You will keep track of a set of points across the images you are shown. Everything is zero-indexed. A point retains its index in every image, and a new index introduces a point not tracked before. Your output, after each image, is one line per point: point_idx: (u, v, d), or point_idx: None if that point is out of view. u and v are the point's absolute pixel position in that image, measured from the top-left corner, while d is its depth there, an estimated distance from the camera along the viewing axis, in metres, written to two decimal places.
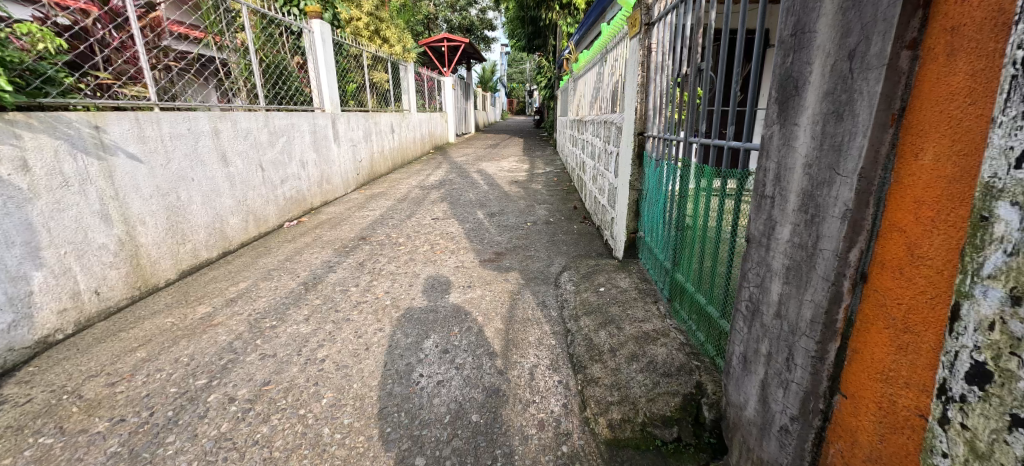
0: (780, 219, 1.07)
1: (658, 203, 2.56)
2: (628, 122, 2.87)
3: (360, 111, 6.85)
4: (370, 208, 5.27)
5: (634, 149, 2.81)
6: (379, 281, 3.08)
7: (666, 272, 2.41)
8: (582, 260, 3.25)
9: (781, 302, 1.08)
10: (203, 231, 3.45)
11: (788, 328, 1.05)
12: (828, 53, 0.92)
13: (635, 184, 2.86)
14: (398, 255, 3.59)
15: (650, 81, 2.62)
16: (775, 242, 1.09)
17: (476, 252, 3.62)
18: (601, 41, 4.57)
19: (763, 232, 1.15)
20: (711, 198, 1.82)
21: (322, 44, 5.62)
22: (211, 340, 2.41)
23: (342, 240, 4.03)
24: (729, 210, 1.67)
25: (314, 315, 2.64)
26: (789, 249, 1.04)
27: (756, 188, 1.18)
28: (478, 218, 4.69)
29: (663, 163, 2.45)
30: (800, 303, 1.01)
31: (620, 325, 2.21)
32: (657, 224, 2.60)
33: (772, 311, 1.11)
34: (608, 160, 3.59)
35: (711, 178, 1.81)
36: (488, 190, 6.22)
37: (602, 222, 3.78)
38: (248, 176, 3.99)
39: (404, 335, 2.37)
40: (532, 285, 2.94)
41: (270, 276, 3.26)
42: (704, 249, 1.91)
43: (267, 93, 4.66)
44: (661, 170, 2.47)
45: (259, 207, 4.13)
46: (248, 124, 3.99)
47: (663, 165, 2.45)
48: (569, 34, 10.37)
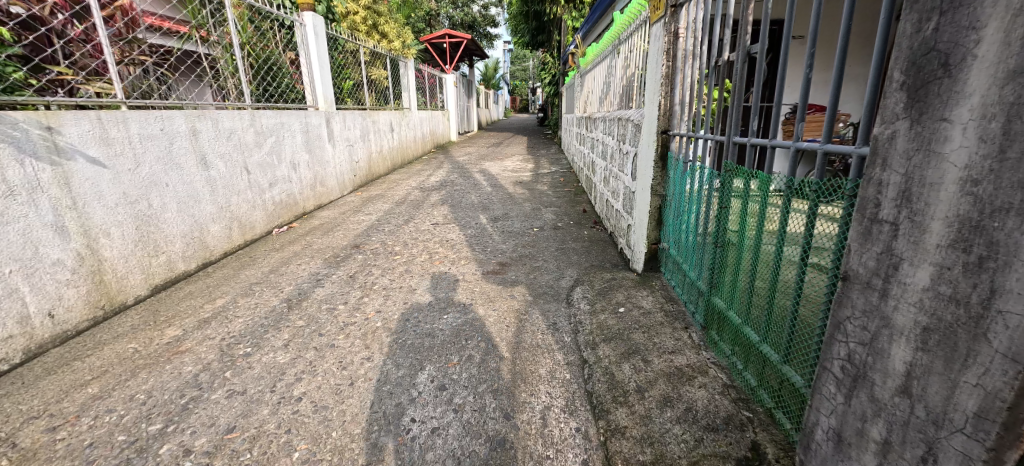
0: (911, 253, 0.79)
1: (686, 212, 2.23)
2: (649, 118, 2.53)
3: (357, 109, 6.53)
4: (366, 212, 4.96)
5: (657, 150, 2.47)
6: (370, 298, 2.77)
7: (698, 293, 2.09)
8: (596, 273, 2.92)
9: (914, 366, 0.80)
10: (180, 241, 3.15)
11: (930, 405, 0.77)
12: (1013, 18, 0.64)
13: (658, 189, 2.53)
14: (393, 267, 3.28)
15: (676, 72, 2.30)
16: (901, 284, 0.81)
17: (479, 262, 3.30)
18: (613, 32, 4.22)
19: (874, 265, 0.87)
20: (764, 212, 1.50)
21: (315, 38, 5.30)
22: (175, 372, 2.11)
23: (333, 249, 3.72)
24: (793, 229, 1.34)
25: (294, 340, 2.33)
26: (930, 296, 0.76)
27: (862, 207, 0.90)
28: (481, 223, 4.37)
29: (692, 165, 2.12)
30: (955, 374, 0.73)
31: (646, 357, 1.89)
32: (684, 236, 2.27)
33: (895, 377, 0.83)
34: (624, 161, 3.26)
35: (763, 186, 1.48)
36: (491, 191, 5.89)
37: (617, 229, 3.46)
38: (232, 179, 3.68)
39: (395, 366, 2.06)
40: (541, 302, 2.62)
41: (250, 291, 2.95)
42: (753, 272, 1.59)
43: (254, 90, 4.34)
44: (690, 174, 2.14)
45: (245, 213, 3.83)
46: (231, 124, 3.68)
47: (693, 168, 2.12)
48: (574, 28, 10.01)
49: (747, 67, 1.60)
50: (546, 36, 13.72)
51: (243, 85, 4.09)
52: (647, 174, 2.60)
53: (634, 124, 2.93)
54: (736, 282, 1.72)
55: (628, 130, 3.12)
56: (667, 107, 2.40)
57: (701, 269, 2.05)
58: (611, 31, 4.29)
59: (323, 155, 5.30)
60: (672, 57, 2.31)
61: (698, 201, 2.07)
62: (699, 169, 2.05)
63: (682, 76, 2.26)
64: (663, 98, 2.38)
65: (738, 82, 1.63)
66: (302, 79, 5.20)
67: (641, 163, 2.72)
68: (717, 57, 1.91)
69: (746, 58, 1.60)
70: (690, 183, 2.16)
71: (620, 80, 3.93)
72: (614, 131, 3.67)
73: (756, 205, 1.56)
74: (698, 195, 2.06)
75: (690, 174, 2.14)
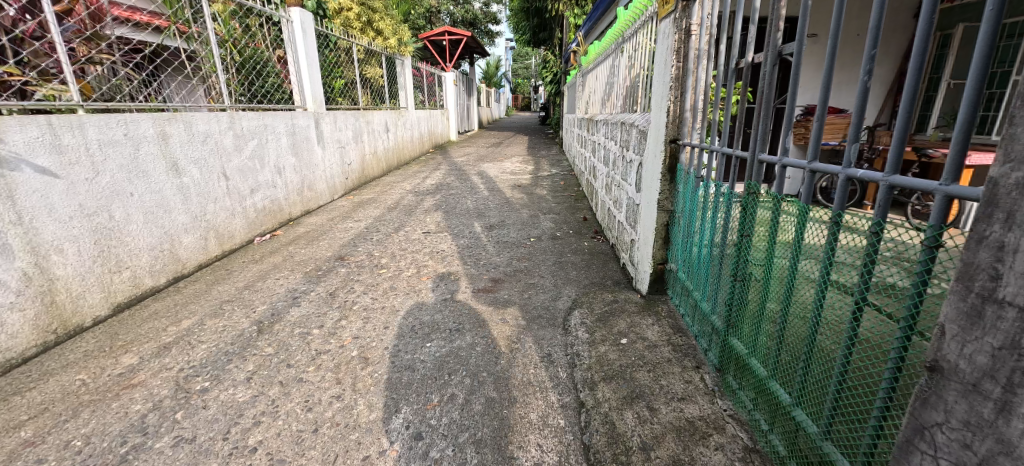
0: None
1: (697, 234, 1.98)
2: (656, 125, 2.28)
3: (349, 109, 6.30)
4: (355, 219, 4.72)
5: (664, 163, 2.22)
6: (348, 321, 2.53)
7: (710, 326, 1.85)
8: (597, 294, 2.67)
9: None
10: (146, 254, 2.91)
11: None
12: None
13: (666, 204, 2.28)
14: (377, 283, 3.03)
15: (688, 74, 2.04)
16: None
17: (470, 278, 3.06)
18: (617, 29, 3.96)
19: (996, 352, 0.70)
20: (799, 249, 1.27)
21: (304, 35, 5.05)
22: (122, 411, 1.87)
23: (316, 261, 3.49)
24: (842, 277, 1.11)
25: (259, 372, 2.08)
26: None
27: (976, 275, 0.73)
28: (475, 232, 4.13)
29: (705, 182, 1.88)
30: None
31: (651, 404, 1.65)
32: (693, 260, 2.04)
33: None
34: (627, 169, 3.01)
35: (802, 220, 1.25)
36: (488, 196, 5.64)
37: (619, 242, 3.21)
38: (207, 187, 3.44)
39: (367, 407, 1.82)
40: (535, 328, 2.37)
41: (220, 311, 2.71)
42: (783, 317, 1.35)
43: (236, 89, 4.09)
44: (704, 191, 1.89)
45: (222, 222, 3.59)
46: (206, 126, 3.44)
47: (707, 185, 1.87)
48: (575, 25, 9.75)
49: (778, 72, 1.34)
50: (548, 35, 13.45)
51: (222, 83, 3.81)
52: (653, 188, 2.34)
53: (639, 130, 2.68)
54: (760, 325, 1.49)
55: (633, 136, 2.88)
56: (677, 113, 2.14)
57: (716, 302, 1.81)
58: (615, 29, 4.03)
59: (311, 158, 5.06)
60: (684, 57, 2.06)
61: (712, 224, 1.83)
62: (715, 187, 1.80)
63: (697, 81, 2.00)
64: (671, 103, 2.12)
65: (767, 90, 1.37)
66: (290, 78, 4.96)
67: (647, 175, 2.47)
68: (737, 57, 1.65)
69: (777, 60, 1.33)
70: (703, 201, 1.90)
71: (624, 81, 3.68)
72: (617, 136, 3.41)
73: (789, 239, 1.32)
74: (713, 217, 1.81)
75: (704, 192, 1.89)
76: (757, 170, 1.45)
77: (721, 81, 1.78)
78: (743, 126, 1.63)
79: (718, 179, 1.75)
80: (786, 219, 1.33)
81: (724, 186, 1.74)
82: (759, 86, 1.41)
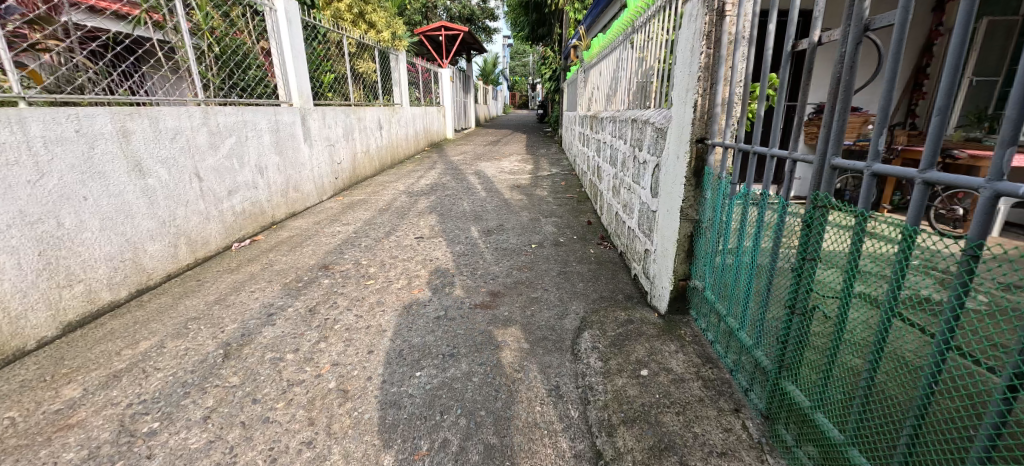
0: None
1: (734, 250, 1.72)
2: (678, 122, 1.97)
3: (340, 105, 5.98)
4: (343, 222, 4.41)
5: (687, 166, 1.91)
6: (327, 343, 2.23)
7: (751, 361, 1.59)
8: (609, 312, 2.38)
9: None
10: (104, 265, 2.60)
11: None
12: None
13: (690, 213, 1.99)
14: (363, 297, 2.73)
15: (720, 62, 1.75)
16: None
17: (466, 291, 2.77)
18: (625, 18, 3.66)
19: None
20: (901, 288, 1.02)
21: (290, 25, 4.72)
22: (50, 461, 1.57)
23: (297, 271, 3.17)
24: (991, 330, 0.88)
25: (219, 409, 1.79)
26: None
27: None
28: (472, 237, 3.83)
29: (744, 191, 1.61)
30: None
31: (684, 459, 1.37)
32: (729, 279, 1.75)
33: None
34: (640, 171, 2.72)
35: (908, 251, 0.99)
36: (486, 197, 5.35)
37: (631, 251, 2.92)
38: (177, 189, 3.13)
39: (343, 458, 1.53)
40: (541, 354, 2.08)
41: (183, 331, 2.40)
42: (867, 369, 1.10)
43: (204, 72, 3.68)
44: (743, 203, 1.63)
45: (195, 228, 3.28)
46: (175, 122, 3.13)
47: (746, 194, 1.61)
48: (575, 20, 9.44)
49: (861, 54, 1.03)
50: (547, 30, 13.15)
51: (193, 73, 3.49)
52: (674, 194, 2.04)
53: (656, 127, 2.38)
54: (832, 373, 1.24)
55: (647, 134, 2.58)
56: (706, 108, 1.84)
57: (762, 335, 1.54)
58: (623, 19, 3.74)
59: (298, 157, 4.74)
60: (717, 42, 1.75)
61: (753, 241, 1.57)
62: (758, 198, 1.54)
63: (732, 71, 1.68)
64: (698, 96, 1.81)
65: (846, 76, 1.06)
66: (275, 71, 4.62)
67: (665, 178, 2.17)
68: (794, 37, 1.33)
69: (862, 38, 1.02)
70: (743, 213, 1.65)
71: (635, 75, 3.38)
72: (627, 134, 3.12)
73: (882, 274, 1.07)
74: (755, 234, 1.56)
75: (742, 202, 1.63)
76: (828, 177, 1.16)
77: (765, 68, 1.49)
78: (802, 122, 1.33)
79: (762, 187, 1.48)
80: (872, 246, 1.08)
81: (772, 198, 1.47)
82: (833, 71, 1.10)
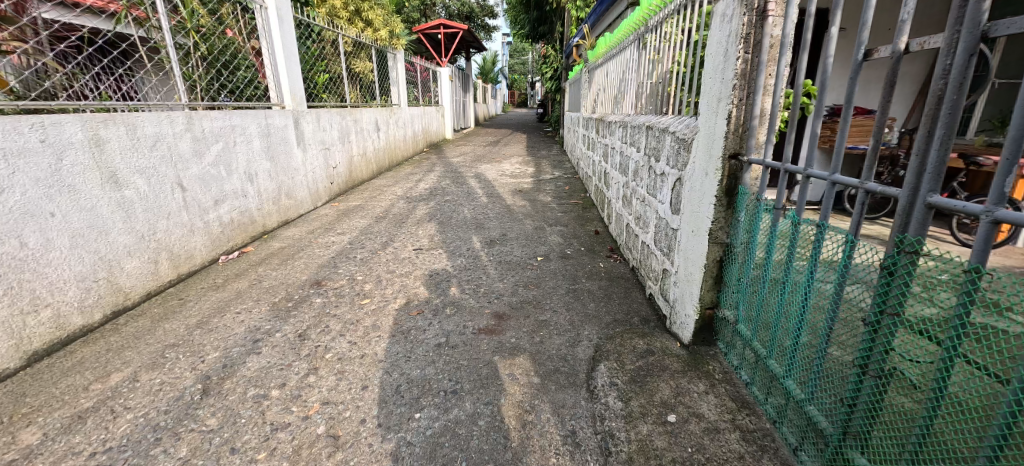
0: None
1: (780, 283, 1.53)
2: (707, 135, 1.77)
3: (336, 107, 5.76)
4: (339, 231, 4.20)
5: (719, 184, 1.70)
6: (317, 377, 2.02)
7: (802, 414, 1.40)
8: (626, 341, 2.18)
9: None
10: (74, 286, 2.39)
11: None
12: None
13: (720, 236, 1.78)
14: (357, 319, 2.52)
15: (761, 66, 1.54)
16: None
17: (469, 313, 2.56)
18: (636, 18, 3.46)
19: None
20: None
21: (282, 23, 4.49)
22: None
23: (287, 288, 2.96)
24: None
25: (192, 460, 1.59)
26: None
27: None
28: (473, 249, 3.62)
29: (794, 219, 1.41)
30: None
31: None
32: (774, 316, 1.56)
33: None
34: (658, 183, 2.51)
35: None
36: (487, 203, 5.14)
37: (647, 268, 2.71)
38: (157, 200, 2.92)
39: None
40: (554, 391, 1.87)
41: (160, 361, 2.20)
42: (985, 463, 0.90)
43: (186, 70, 3.49)
44: (793, 231, 1.43)
45: (178, 241, 3.07)
46: (155, 129, 2.91)
47: (797, 222, 1.41)
48: (579, 18, 9.23)
49: (976, 67, 0.87)
50: (548, 28, 12.94)
51: (176, 69, 3.27)
52: (701, 215, 1.83)
53: (678, 137, 2.17)
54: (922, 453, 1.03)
55: (666, 144, 2.37)
56: (741, 121, 1.63)
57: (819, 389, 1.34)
58: (633, 18, 3.54)
59: (291, 162, 4.52)
60: (759, 48, 1.56)
61: (807, 277, 1.38)
62: (812, 229, 1.34)
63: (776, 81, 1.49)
64: (734, 107, 1.60)
65: (950, 95, 0.90)
66: (266, 72, 4.39)
67: (689, 195, 1.96)
68: (866, 45, 1.13)
69: (976, 49, 0.86)
70: (794, 242, 1.45)
71: (648, 78, 3.17)
72: (640, 142, 2.91)
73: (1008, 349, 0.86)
74: (811, 271, 1.36)
75: (793, 231, 1.43)
76: (920, 216, 0.98)
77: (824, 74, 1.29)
78: (876, 144, 1.14)
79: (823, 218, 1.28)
80: (986, 312, 0.88)
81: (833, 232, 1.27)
82: (931, 89, 0.94)
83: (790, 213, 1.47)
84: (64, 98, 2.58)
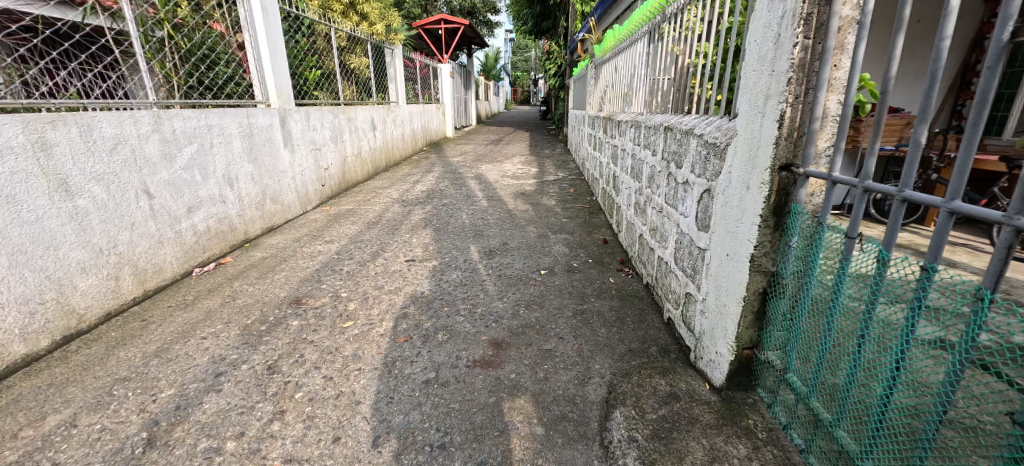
0: None
1: (855, 331, 1.26)
2: (748, 141, 1.45)
3: (328, 105, 5.46)
4: (327, 238, 3.90)
5: (766, 202, 1.38)
6: (282, 424, 1.72)
7: None
8: (646, 380, 1.87)
9: None
10: (14, 311, 2.10)
11: None
12: None
13: (765, 264, 1.47)
14: (337, 347, 2.22)
15: (826, 54, 1.24)
16: None
17: (463, 340, 2.25)
18: (649, 6, 3.15)
19: None
20: None
21: (267, 14, 4.15)
22: None
23: (262, 307, 2.65)
24: None
25: None
26: None
27: None
28: (471, 261, 3.31)
29: (882, 256, 1.12)
30: None
31: None
32: (841, 371, 1.31)
33: None
34: (680, 194, 2.19)
35: None
36: (487, 207, 4.83)
37: (665, 289, 2.40)
38: (119, 209, 2.62)
39: None
40: (561, 446, 1.56)
41: (106, 401, 1.91)
42: None
43: (155, 59, 3.20)
44: (877, 273, 1.15)
45: (144, 255, 2.78)
46: (116, 130, 2.61)
47: (886, 259, 1.11)
48: (583, 12, 8.90)
49: None
50: (551, 23, 12.61)
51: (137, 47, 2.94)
52: (739, 238, 1.52)
53: (707, 141, 1.85)
54: None
55: (690, 149, 2.05)
56: (797, 123, 1.31)
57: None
58: (646, 8, 3.22)
59: (277, 164, 4.22)
60: (824, 31, 1.25)
61: (900, 332, 1.11)
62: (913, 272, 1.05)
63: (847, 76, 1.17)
64: (788, 107, 1.29)
65: None
66: (250, 66, 4.07)
67: (723, 212, 1.65)
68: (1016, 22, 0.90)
69: None
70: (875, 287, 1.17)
71: (665, 73, 2.84)
72: (658, 145, 2.58)
73: None
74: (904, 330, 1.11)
75: (878, 270, 1.14)
76: None
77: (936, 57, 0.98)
78: None
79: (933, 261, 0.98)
80: None
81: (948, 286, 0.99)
82: None
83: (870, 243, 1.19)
84: (10, 97, 2.31)
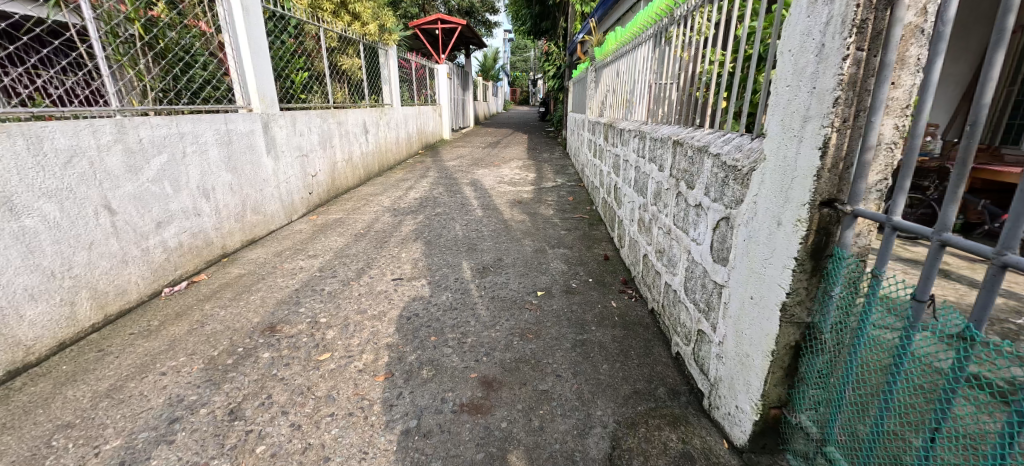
0: None
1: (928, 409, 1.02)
2: (780, 169, 1.24)
3: (316, 108, 5.23)
4: (310, 252, 3.67)
5: (804, 245, 1.16)
6: None
7: None
8: (654, 434, 1.65)
9: None
10: None
11: None
12: None
13: (800, 314, 1.25)
14: (310, 386, 1.99)
15: (887, 69, 1.03)
16: None
17: (450, 378, 2.03)
18: (655, 7, 2.93)
19: None
20: None
21: (248, 14, 3.91)
22: None
23: (231, 335, 2.41)
24: None
25: None
26: None
27: None
28: (462, 280, 3.08)
29: (970, 334, 0.87)
30: None
31: None
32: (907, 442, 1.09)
33: None
34: (691, 217, 1.97)
35: None
36: (482, 217, 4.61)
37: (673, 319, 2.18)
38: (76, 228, 2.39)
39: None
40: None
41: (41, 454, 1.67)
42: None
43: (120, 57, 2.93)
44: (963, 348, 0.89)
45: (104, 276, 2.54)
46: (71, 141, 2.38)
47: (974, 339, 0.87)
48: (583, 13, 8.68)
49: None
50: (551, 23, 12.37)
51: (95, 43, 2.68)
52: (767, 281, 1.30)
53: (724, 163, 1.63)
54: None
55: (704, 169, 1.83)
56: (843, 151, 1.10)
57: None
58: (652, 9, 2.99)
59: (259, 173, 3.99)
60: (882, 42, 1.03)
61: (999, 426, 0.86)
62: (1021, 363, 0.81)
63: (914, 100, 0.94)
64: (833, 132, 1.08)
65: None
66: (231, 67, 3.80)
67: (745, 247, 1.43)
68: None
69: None
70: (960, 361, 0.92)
71: (672, 80, 2.62)
72: (666, 160, 2.36)
73: None
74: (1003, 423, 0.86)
75: (964, 345, 0.89)
76: None
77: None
78: None
79: None
80: None
81: None
82: None
83: (950, 311, 0.94)
84: None
